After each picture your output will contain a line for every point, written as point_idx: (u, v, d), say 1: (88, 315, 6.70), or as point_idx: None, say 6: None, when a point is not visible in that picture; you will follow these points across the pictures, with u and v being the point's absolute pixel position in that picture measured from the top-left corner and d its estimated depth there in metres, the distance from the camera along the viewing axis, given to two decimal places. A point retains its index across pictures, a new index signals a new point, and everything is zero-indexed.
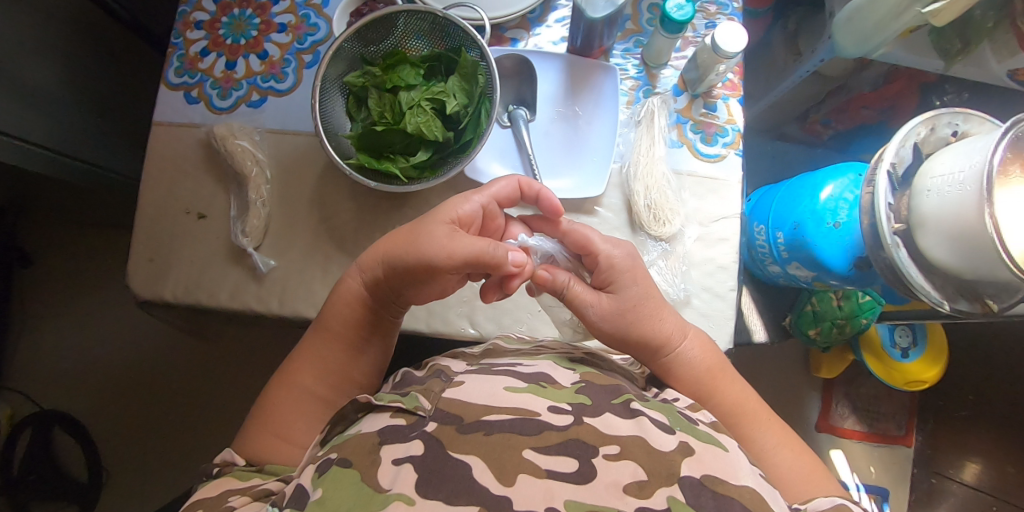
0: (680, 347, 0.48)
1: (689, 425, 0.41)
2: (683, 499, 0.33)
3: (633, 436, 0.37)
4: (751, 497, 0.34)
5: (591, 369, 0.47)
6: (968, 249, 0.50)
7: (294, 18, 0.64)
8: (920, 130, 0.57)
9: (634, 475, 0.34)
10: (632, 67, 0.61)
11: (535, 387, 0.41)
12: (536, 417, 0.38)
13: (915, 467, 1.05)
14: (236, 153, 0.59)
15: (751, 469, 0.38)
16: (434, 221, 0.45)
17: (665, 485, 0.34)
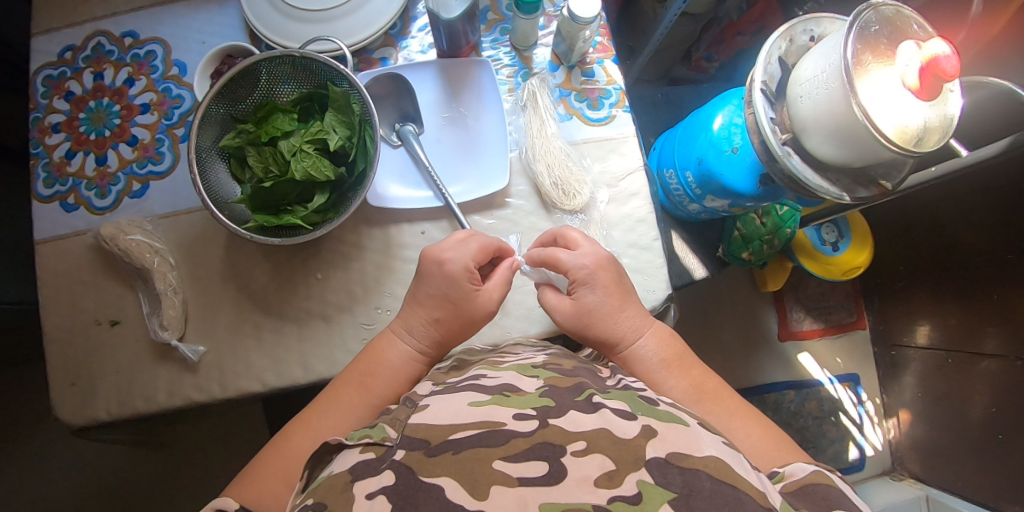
0: (636, 343, 0.49)
1: (652, 407, 0.41)
2: (653, 479, 0.34)
3: (600, 428, 0.37)
4: (715, 465, 0.36)
5: (552, 366, 0.47)
6: (848, 141, 0.53)
7: (154, 94, 0.61)
8: (780, 43, 0.59)
9: (602, 466, 0.35)
10: (503, 55, 0.62)
11: (500, 398, 0.41)
12: (503, 427, 0.37)
13: (874, 345, 1.17)
14: (131, 249, 0.55)
15: (715, 439, 0.39)
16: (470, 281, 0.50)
17: (632, 468, 0.35)
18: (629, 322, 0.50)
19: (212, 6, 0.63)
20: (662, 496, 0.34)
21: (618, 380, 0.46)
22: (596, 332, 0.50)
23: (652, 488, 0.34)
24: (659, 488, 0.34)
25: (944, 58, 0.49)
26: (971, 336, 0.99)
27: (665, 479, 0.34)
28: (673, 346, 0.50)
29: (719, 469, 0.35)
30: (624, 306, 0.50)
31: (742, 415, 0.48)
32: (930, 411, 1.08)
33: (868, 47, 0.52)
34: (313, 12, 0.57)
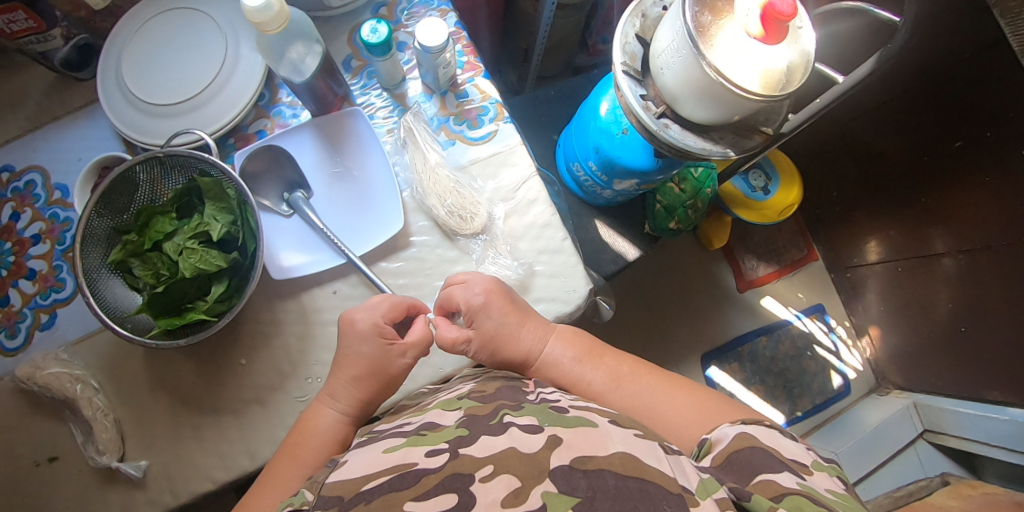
0: (545, 350, 0.54)
1: (560, 415, 0.45)
2: (556, 489, 0.35)
3: (507, 449, 0.40)
4: (619, 462, 0.38)
5: (476, 395, 0.50)
6: (716, 102, 0.53)
7: (42, 222, 0.59)
8: (634, 21, 0.59)
9: (509, 486, 0.36)
10: (376, 98, 0.62)
11: (414, 439, 0.44)
12: (414, 468, 0.40)
13: (831, 273, 1.21)
14: (51, 383, 0.54)
15: (621, 432, 0.43)
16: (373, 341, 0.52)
17: (536, 482, 0.36)
18: (534, 333, 0.54)
19: (82, 119, 0.61)
20: (565, 503, 0.34)
21: (538, 394, 0.49)
22: (507, 351, 0.53)
23: (554, 498, 0.35)
24: (562, 498, 0.35)
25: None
26: (919, 237, 1.00)
27: (569, 486, 0.35)
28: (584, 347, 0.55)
29: (623, 465, 0.37)
30: (525, 322, 0.54)
31: (662, 390, 0.53)
32: (895, 322, 1.11)
33: (705, 7, 0.52)
34: (177, 104, 0.58)
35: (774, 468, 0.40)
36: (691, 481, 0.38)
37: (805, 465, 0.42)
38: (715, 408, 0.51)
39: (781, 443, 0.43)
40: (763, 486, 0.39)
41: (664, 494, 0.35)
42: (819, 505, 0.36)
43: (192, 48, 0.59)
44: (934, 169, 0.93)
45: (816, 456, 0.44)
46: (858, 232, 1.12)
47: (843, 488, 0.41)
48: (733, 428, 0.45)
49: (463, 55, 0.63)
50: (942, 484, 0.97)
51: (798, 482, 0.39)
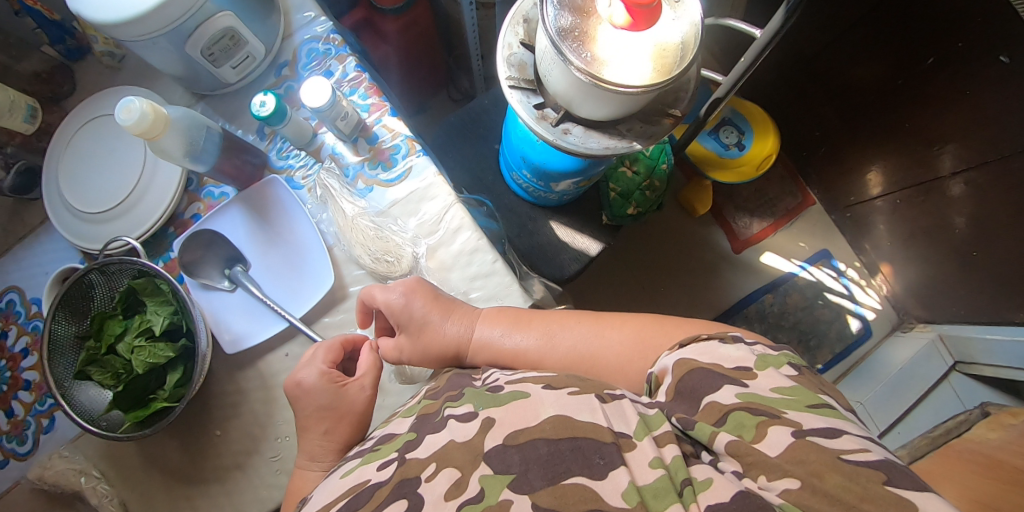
0: (477, 327, 0.54)
1: (495, 395, 0.43)
2: (493, 470, 0.36)
3: (447, 443, 0.39)
4: (552, 426, 0.37)
5: (428, 394, 0.49)
6: (605, 101, 0.52)
7: (27, 336, 0.65)
8: (516, 29, 0.58)
9: (450, 478, 0.36)
10: (294, 160, 0.64)
11: (370, 455, 0.43)
12: (368, 484, 0.39)
13: (831, 214, 1.15)
14: (59, 479, 0.60)
15: (556, 395, 0.40)
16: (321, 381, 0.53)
17: (474, 469, 0.36)
18: (455, 323, 0.54)
19: (42, 235, 0.67)
20: (502, 483, 0.35)
21: (487, 379, 0.48)
22: (436, 345, 0.54)
23: (492, 479, 0.35)
24: (500, 477, 0.35)
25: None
26: (922, 161, 0.92)
27: (505, 465, 0.36)
28: (520, 313, 0.55)
29: (556, 428, 0.37)
30: (449, 314, 0.54)
31: (598, 330, 0.53)
32: (906, 253, 1.05)
33: (569, 8, 0.50)
34: (114, 208, 0.62)
35: (715, 386, 0.38)
36: (631, 423, 0.38)
37: (747, 369, 0.40)
38: (650, 334, 0.51)
39: (721, 353, 0.41)
40: (707, 409, 0.37)
41: (597, 446, 0.35)
42: (758, 415, 0.35)
43: (119, 152, 0.64)
44: (909, 94, 0.87)
45: (764, 348, 0.42)
46: (850, 167, 1.05)
47: (791, 380, 0.38)
48: (671, 356, 0.44)
49: (366, 98, 0.64)
50: (982, 417, 0.85)
51: (738, 393, 0.38)
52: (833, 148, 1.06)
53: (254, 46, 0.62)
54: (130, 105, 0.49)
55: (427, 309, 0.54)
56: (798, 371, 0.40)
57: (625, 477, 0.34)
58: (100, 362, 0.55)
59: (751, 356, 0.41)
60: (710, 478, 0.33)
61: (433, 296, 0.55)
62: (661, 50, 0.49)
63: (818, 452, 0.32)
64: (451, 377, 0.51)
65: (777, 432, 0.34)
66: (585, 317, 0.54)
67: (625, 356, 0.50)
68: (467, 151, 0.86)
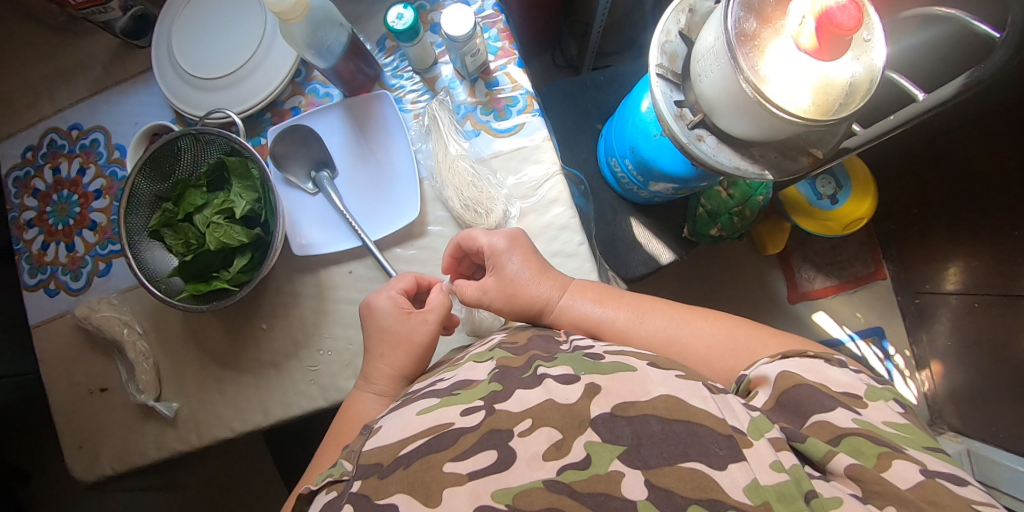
0: (565, 296, 0.50)
1: (596, 362, 0.39)
2: (601, 438, 0.33)
3: (544, 401, 0.36)
4: (665, 405, 0.34)
5: (506, 345, 0.45)
6: (755, 118, 0.48)
7: (104, 179, 0.66)
8: (679, 16, 0.54)
9: (549, 438, 0.34)
10: (407, 82, 0.62)
11: (447, 397, 0.39)
12: (452, 427, 0.36)
13: (897, 293, 1.10)
14: (104, 324, 0.61)
15: (663, 374, 0.36)
16: (395, 315, 0.52)
17: (579, 433, 0.34)
18: (548, 282, 0.51)
19: (140, 85, 0.67)
20: (611, 453, 0.32)
21: (573, 344, 0.44)
22: (522, 302, 0.50)
23: (600, 448, 0.33)
24: (607, 447, 0.33)
25: (837, 10, 0.43)
26: (1010, 272, 0.88)
27: (614, 434, 0.33)
28: (607, 292, 0.51)
29: (669, 407, 0.33)
30: (544, 272, 0.51)
31: (688, 319, 0.47)
32: (963, 358, 1.00)
33: (753, 13, 0.47)
34: (220, 79, 0.61)
35: (829, 406, 0.34)
36: (741, 420, 0.33)
37: (857, 397, 0.35)
38: (745, 336, 0.45)
39: (829, 375, 0.36)
40: (818, 427, 0.33)
41: (713, 435, 0.32)
42: (880, 445, 0.31)
43: (239, 23, 0.62)
44: None
45: (868, 378, 0.37)
46: (939, 252, 1.00)
47: (903, 417, 0.34)
48: (774, 365, 0.38)
49: (497, 40, 0.61)
50: None
51: (854, 418, 0.33)
52: (928, 229, 1.01)
53: None
54: None
55: (526, 262, 0.51)
56: (905, 409, 0.36)
57: (746, 473, 0.30)
58: (175, 227, 0.55)
59: (861, 383, 0.36)
60: (839, 498, 0.29)
61: (531, 252, 0.52)
62: (826, 86, 0.46)
63: (952, 497, 0.28)
64: (532, 335, 0.47)
65: (903, 467, 0.30)
66: (674, 306, 0.49)
67: (714, 350, 0.45)
68: (569, 122, 0.82)
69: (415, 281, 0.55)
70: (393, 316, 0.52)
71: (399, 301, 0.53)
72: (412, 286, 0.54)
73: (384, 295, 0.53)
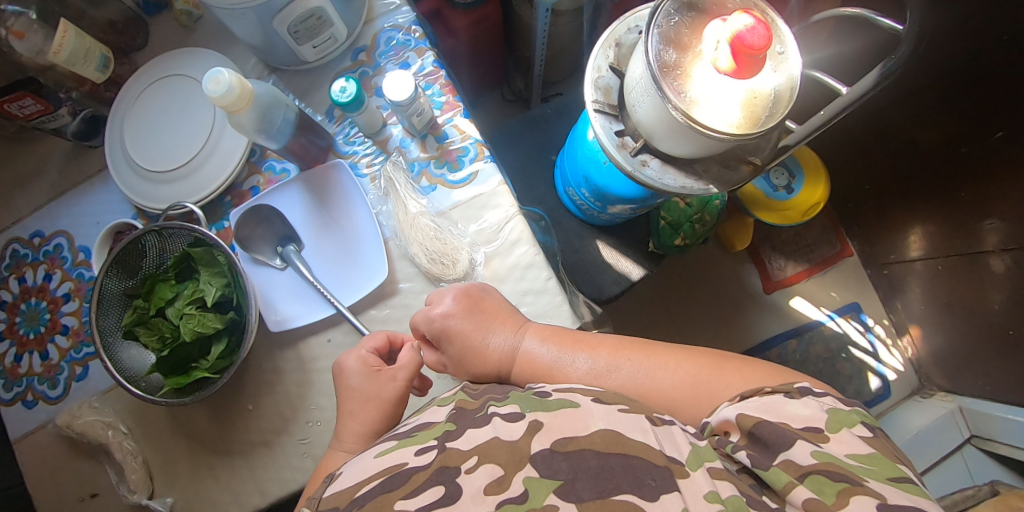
0: (524, 342, 0.52)
1: (542, 400, 0.44)
2: (539, 474, 0.37)
3: (490, 439, 0.40)
4: (602, 440, 0.38)
5: (468, 390, 0.50)
6: (689, 142, 0.51)
7: (70, 281, 0.66)
8: (607, 52, 0.57)
9: (491, 474, 0.37)
10: (360, 147, 0.64)
11: (406, 439, 0.43)
12: (405, 467, 0.40)
13: (866, 268, 1.14)
14: (87, 429, 0.60)
15: (605, 409, 0.41)
16: (367, 374, 0.53)
17: (518, 469, 0.37)
18: (503, 330, 0.53)
19: (97, 185, 0.67)
20: (548, 487, 0.36)
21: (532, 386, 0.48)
22: (479, 355, 0.53)
23: (538, 483, 0.36)
24: (545, 481, 0.36)
25: (746, 32, 0.45)
26: (965, 233, 0.92)
27: (551, 470, 0.37)
28: (565, 337, 0.52)
29: (607, 442, 0.38)
30: (497, 320, 0.53)
31: (651, 366, 0.49)
32: (936, 321, 1.04)
33: (672, 44, 0.50)
34: (176, 170, 0.62)
35: (790, 440, 0.38)
36: (682, 452, 0.39)
37: (819, 429, 0.39)
38: (709, 379, 0.47)
39: (788, 411, 0.41)
40: (784, 464, 0.37)
41: (648, 467, 0.36)
42: (838, 482, 0.35)
43: (189, 115, 0.64)
44: (971, 164, 0.87)
45: (834, 402, 0.42)
46: (896, 223, 1.04)
47: (866, 444, 0.39)
48: (733, 408, 0.43)
49: (441, 95, 0.64)
50: (990, 495, 0.86)
51: (813, 451, 0.38)
52: (882, 204, 1.05)
53: (338, 28, 0.61)
54: (219, 77, 0.48)
55: (468, 322, 0.53)
56: (873, 434, 0.40)
57: (677, 503, 0.34)
58: (148, 324, 0.55)
59: (822, 413, 0.40)
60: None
61: (473, 307, 0.53)
62: (753, 97, 0.49)
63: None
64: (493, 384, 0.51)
65: (860, 503, 0.33)
66: (636, 350, 0.50)
67: (678, 399, 0.47)
68: (524, 158, 0.85)
69: (387, 339, 0.56)
70: (364, 377, 0.53)
71: (371, 360, 0.53)
72: (383, 344, 0.55)
73: (355, 355, 0.54)
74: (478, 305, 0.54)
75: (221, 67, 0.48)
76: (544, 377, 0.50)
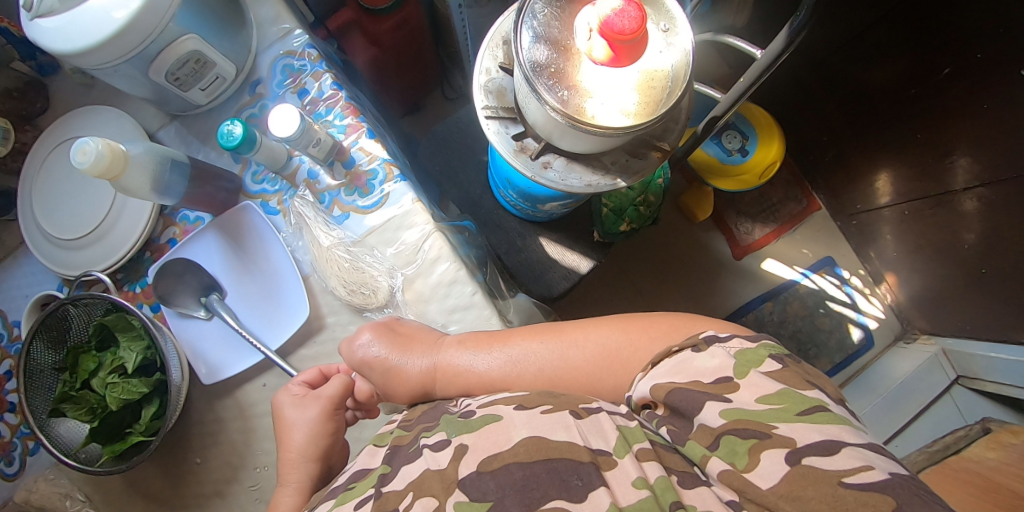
0: (443, 350, 0.55)
1: (467, 421, 0.47)
2: (469, 497, 0.39)
3: (422, 471, 0.43)
4: (524, 449, 0.41)
5: (402, 424, 0.52)
6: (585, 140, 0.49)
7: (9, 358, 0.64)
8: (494, 52, 0.54)
9: (426, 507, 0.40)
10: (269, 184, 0.62)
11: (343, 494, 0.46)
12: None
13: (836, 219, 1.11)
14: (45, 502, 0.61)
15: (527, 415, 0.45)
16: (297, 406, 0.54)
17: (450, 495, 0.40)
18: (422, 354, 0.55)
19: (20, 257, 0.66)
20: (479, 509, 0.39)
21: (462, 404, 0.51)
22: (405, 380, 0.55)
23: (468, 506, 0.39)
24: (474, 504, 0.39)
25: (615, 17, 0.42)
26: (931, 174, 0.88)
27: (480, 492, 0.40)
28: (481, 337, 0.56)
29: (529, 451, 0.41)
30: (413, 344, 0.55)
31: (562, 347, 0.54)
32: (911, 267, 1.01)
33: (545, 42, 0.46)
34: (88, 234, 0.61)
35: (698, 403, 0.41)
36: (609, 440, 0.43)
37: (728, 380, 0.42)
38: (619, 347, 0.52)
39: (696, 367, 0.44)
40: (699, 431, 0.41)
41: (574, 467, 0.40)
42: (749, 439, 0.38)
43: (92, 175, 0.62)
44: (924, 103, 0.82)
45: (740, 344, 0.45)
46: (859, 171, 1.00)
47: (775, 382, 0.41)
48: (646, 381, 0.47)
49: (343, 118, 0.62)
50: (983, 434, 0.83)
51: (723, 410, 0.40)
52: (842, 153, 1.01)
53: (224, 66, 0.59)
54: (85, 147, 0.46)
55: (386, 350, 0.55)
56: (782, 365, 0.43)
57: (604, 499, 0.38)
58: (74, 399, 0.54)
59: (729, 361, 0.43)
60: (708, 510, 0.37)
61: (389, 333, 0.56)
62: (650, 78, 0.46)
63: (819, 482, 0.34)
64: (426, 408, 0.54)
65: (768, 463, 0.37)
66: (545, 334, 0.55)
67: (595, 372, 0.52)
68: (455, 163, 0.83)
69: (319, 373, 0.58)
70: (293, 406, 0.54)
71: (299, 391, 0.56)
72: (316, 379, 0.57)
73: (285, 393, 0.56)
74: (395, 330, 0.56)
75: (87, 136, 0.46)
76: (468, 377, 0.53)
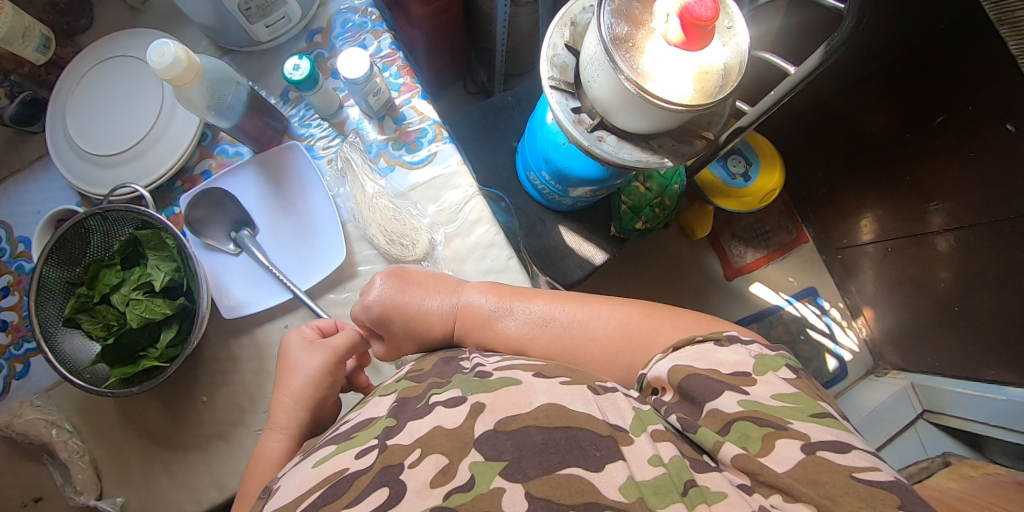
0: (464, 295, 0.53)
1: (484, 380, 0.40)
2: (484, 457, 0.33)
3: (433, 428, 0.36)
4: (545, 414, 0.35)
5: (411, 375, 0.45)
6: (650, 120, 0.52)
7: (9, 275, 0.60)
8: (562, 31, 0.57)
9: (436, 464, 0.33)
10: (318, 131, 0.63)
11: (345, 442, 0.38)
12: (347, 473, 0.34)
13: (823, 252, 1.19)
14: (29, 429, 0.56)
15: (547, 383, 0.39)
16: (303, 345, 0.53)
17: (464, 455, 0.33)
18: (441, 301, 0.53)
19: (38, 171, 0.63)
20: (494, 469, 0.32)
21: (476, 365, 0.45)
22: (416, 325, 0.53)
23: (484, 466, 0.32)
24: (490, 463, 0.32)
25: (694, 4, 0.45)
26: (914, 215, 0.95)
27: (496, 451, 0.33)
28: (505, 290, 0.54)
29: (550, 416, 0.35)
30: (433, 288, 0.54)
31: (584, 317, 0.51)
32: (888, 303, 1.08)
33: (623, 18, 0.49)
34: (123, 153, 0.60)
35: (716, 392, 0.36)
36: (626, 418, 0.36)
37: (746, 375, 0.38)
38: (640, 329, 0.49)
39: (718, 358, 0.39)
40: (710, 417, 0.36)
41: (591, 437, 0.34)
42: (764, 427, 0.34)
43: (133, 96, 0.61)
44: (916, 147, 0.90)
45: (761, 348, 0.40)
46: (849, 208, 1.08)
47: (791, 386, 0.37)
48: (666, 362, 0.41)
49: (398, 77, 0.63)
50: (943, 466, 0.87)
51: (740, 400, 0.36)
52: (834, 190, 1.09)
53: (291, 7, 0.60)
54: (164, 49, 0.47)
55: (405, 296, 0.53)
56: (796, 375, 0.38)
57: (622, 471, 0.32)
58: (92, 311, 0.53)
59: (750, 359, 0.39)
60: (722, 492, 0.31)
61: (403, 280, 0.54)
62: (705, 72, 0.48)
63: (831, 471, 0.31)
64: (437, 362, 0.47)
65: (785, 447, 0.32)
66: (569, 300, 0.52)
67: (610, 350, 0.49)
68: (485, 146, 0.86)
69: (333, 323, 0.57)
70: (300, 349, 0.53)
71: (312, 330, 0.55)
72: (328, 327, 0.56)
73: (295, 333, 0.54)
74: (407, 279, 0.55)
75: (166, 39, 0.48)
76: (485, 331, 0.51)
